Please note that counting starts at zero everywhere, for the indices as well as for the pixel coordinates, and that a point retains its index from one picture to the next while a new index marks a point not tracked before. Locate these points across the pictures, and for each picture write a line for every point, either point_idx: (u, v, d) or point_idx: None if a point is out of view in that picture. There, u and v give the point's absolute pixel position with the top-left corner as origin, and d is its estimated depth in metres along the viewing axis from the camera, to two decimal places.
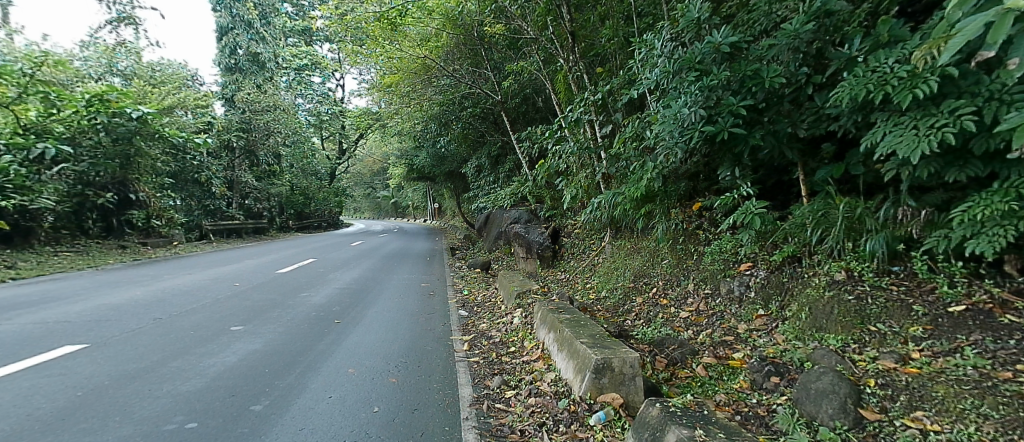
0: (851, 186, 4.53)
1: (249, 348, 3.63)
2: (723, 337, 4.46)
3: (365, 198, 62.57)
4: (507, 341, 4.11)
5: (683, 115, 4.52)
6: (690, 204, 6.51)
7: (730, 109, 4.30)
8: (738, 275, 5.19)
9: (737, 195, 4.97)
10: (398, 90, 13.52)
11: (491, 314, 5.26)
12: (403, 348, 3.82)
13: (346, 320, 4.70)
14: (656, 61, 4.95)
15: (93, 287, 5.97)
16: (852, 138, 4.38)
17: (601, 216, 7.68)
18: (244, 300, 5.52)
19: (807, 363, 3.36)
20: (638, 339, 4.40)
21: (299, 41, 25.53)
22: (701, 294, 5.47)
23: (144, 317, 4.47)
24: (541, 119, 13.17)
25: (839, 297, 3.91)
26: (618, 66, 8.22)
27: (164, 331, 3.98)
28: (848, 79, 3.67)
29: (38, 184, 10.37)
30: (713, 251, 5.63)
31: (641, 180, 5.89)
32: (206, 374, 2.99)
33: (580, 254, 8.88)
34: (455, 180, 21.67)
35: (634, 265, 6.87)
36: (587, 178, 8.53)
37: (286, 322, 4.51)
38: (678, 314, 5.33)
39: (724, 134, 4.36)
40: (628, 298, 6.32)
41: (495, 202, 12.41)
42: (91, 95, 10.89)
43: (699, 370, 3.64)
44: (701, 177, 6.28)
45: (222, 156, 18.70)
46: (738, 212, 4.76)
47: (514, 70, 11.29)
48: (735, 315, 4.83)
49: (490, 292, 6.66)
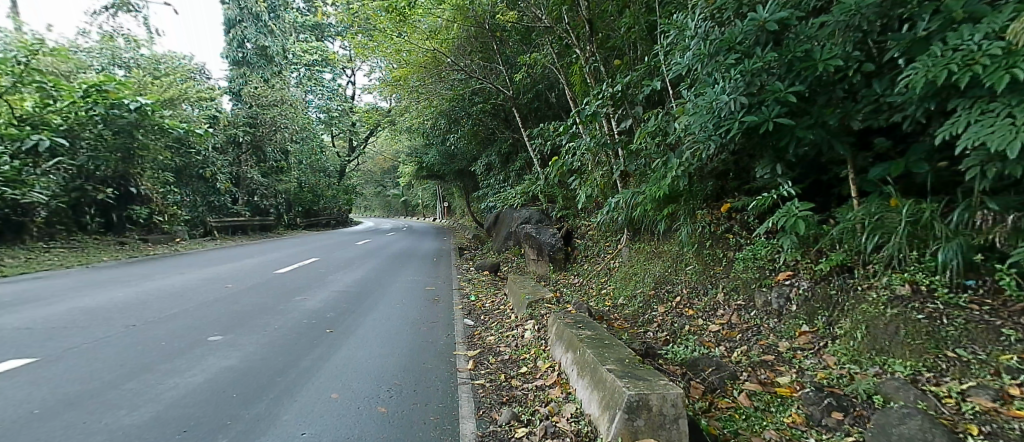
0: (911, 186, 3.98)
1: (223, 365, 3.19)
2: (762, 356, 3.95)
3: (376, 197, 62.60)
4: (518, 360, 3.61)
5: (720, 104, 3.98)
6: (719, 206, 5.97)
7: (776, 96, 3.75)
8: (776, 285, 4.66)
9: (776, 195, 4.43)
10: (407, 85, 13.01)
11: (500, 324, 4.77)
12: (398, 366, 3.38)
13: (339, 330, 4.27)
14: (688, 44, 4.40)
15: (75, 287, 5.59)
16: (915, 131, 3.81)
17: (619, 217, 7.19)
18: (232, 303, 5.11)
19: (876, 397, 2.83)
20: (666, 358, 3.88)
21: (310, 37, 25.30)
22: (733, 306, 4.95)
23: (117, 322, 4.06)
24: (553, 115, 12.72)
25: (905, 315, 3.37)
26: (637, 57, 7.70)
27: (131, 342, 3.56)
28: (922, 60, 3.10)
29: (31, 178, 10.08)
30: (746, 258, 5.09)
31: (665, 177, 5.38)
32: (161, 402, 2.55)
33: (594, 257, 8.40)
34: (465, 178, 21.25)
35: (655, 270, 6.37)
36: (603, 176, 8.02)
37: (272, 332, 4.09)
38: (707, 327, 4.82)
39: (768, 126, 3.80)
40: (649, 307, 5.82)
41: (505, 201, 11.96)
42: (88, 85, 10.56)
43: (742, 399, 3.11)
44: (730, 175, 5.76)
45: (229, 152, 18.43)
46: (779, 214, 4.22)
47: (528, 63, 10.78)
48: (774, 330, 4.31)
49: (500, 298, 6.17)
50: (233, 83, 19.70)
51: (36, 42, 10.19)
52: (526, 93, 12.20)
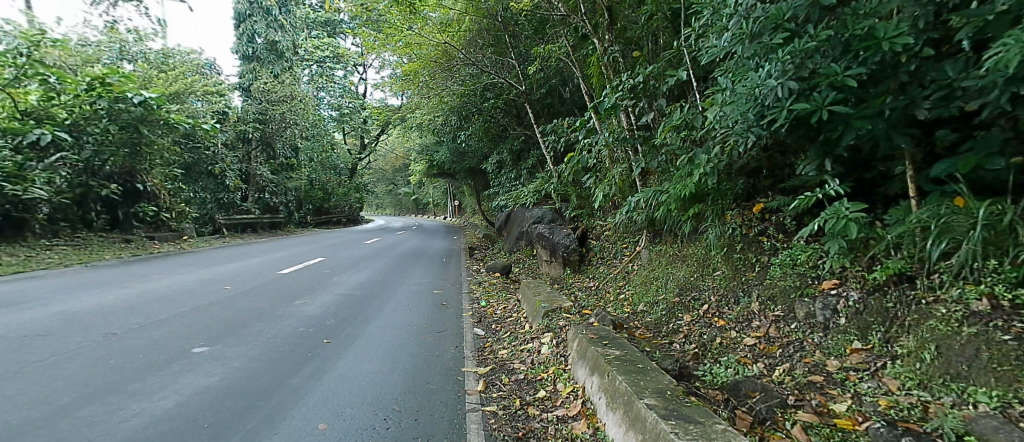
0: (981, 185, 3.48)
1: (202, 385, 2.83)
2: (809, 377, 3.57)
3: (388, 196, 62.59)
4: (534, 380, 3.20)
5: (764, 90, 3.53)
6: (750, 206, 5.50)
7: (830, 80, 3.29)
8: (820, 295, 4.20)
9: (823, 194, 3.97)
10: (417, 80, 12.65)
11: (512, 336, 4.36)
12: (398, 387, 3.01)
13: (336, 342, 3.91)
14: (725, 25, 3.98)
15: (64, 289, 5.30)
16: (990, 121, 3.31)
17: (638, 217, 6.76)
18: (227, 308, 4.79)
19: (967, 438, 2.41)
20: (703, 379, 3.45)
21: (321, 33, 25.12)
22: (770, 316, 4.51)
23: (97, 330, 3.74)
24: (567, 111, 12.26)
25: (986, 336, 2.92)
26: (660, 47, 7.24)
27: (105, 354, 3.21)
28: (1011, 35, 2.62)
29: (33, 174, 9.93)
30: (783, 263, 4.64)
31: (693, 175, 4.96)
32: (119, 436, 2.20)
33: (610, 258, 7.98)
34: (476, 176, 20.84)
35: (679, 275, 5.94)
36: (622, 173, 7.57)
37: (263, 342, 3.75)
38: (741, 340, 4.40)
39: (820, 114, 3.34)
40: (672, 315, 5.40)
41: (516, 199, 11.57)
42: (91, 79, 10.33)
43: (797, 433, 2.67)
44: (764, 172, 5.31)
45: (239, 148, 18.25)
46: (827, 215, 3.76)
47: (542, 55, 10.32)
48: (820, 346, 3.89)
49: (512, 305, 5.75)
50: (243, 79, 19.53)
51: (39, 33, 9.97)
52: (539, 89, 11.77)
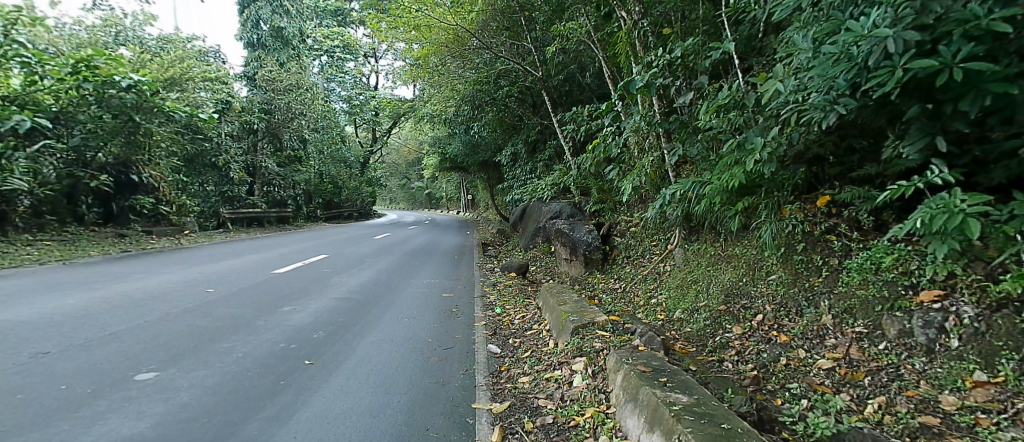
0: None
1: (124, 435, 2.12)
2: (920, 419, 2.78)
3: (401, 190, 62.41)
4: (567, 428, 2.45)
5: (867, 44, 2.68)
6: (814, 199, 4.63)
7: (967, 27, 2.43)
8: (918, 309, 3.36)
9: (930, 181, 3.08)
10: (427, 65, 11.87)
11: (534, 357, 3.60)
12: (389, 437, 2.28)
13: (318, 365, 3.18)
14: None
15: (21, 292, 4.67)
16: None
17: (673, 213, 5.93)
18: (199, 318, 4.10)
19: None
20: (788, 426, 2.70)
21: (331, 22, 24.55)
22: (849, 333, 3.68)
23: (27, 348, 3.07)
24: (587, 99, 11.40)
25: None
26: (699, 18, 6.33)
27: (15, 386, 2.52)
28: None
29: (10, 163, 9.40)
30: (863, 268, 3.81)
31: (747, 159, 4.11)
32: None
33: (637, 257, 7.18)
34: (489, 170, 20.12)
35: (723, 277, 5.13)
36: (652, 163, 6.70)
37: (229, 366, 3.04)
38: (814, 362, 3.59)
39: (951, 73, 2.46)
40: (718, 326, 4.59)
41: (532, 193, 10.81)
42: (75, 61, 9.74)
43: None
44: (832, 158, 4.44)
45: (245, 140, 17.75)
46: (938, 208, 2.89)
47: (559, 35, 9.46)
48: (924, 375, 3.07)
49: (532, 313, 5.00)
50: (248, 67, 18.99)
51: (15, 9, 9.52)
52: (556, 75, 10.90)
